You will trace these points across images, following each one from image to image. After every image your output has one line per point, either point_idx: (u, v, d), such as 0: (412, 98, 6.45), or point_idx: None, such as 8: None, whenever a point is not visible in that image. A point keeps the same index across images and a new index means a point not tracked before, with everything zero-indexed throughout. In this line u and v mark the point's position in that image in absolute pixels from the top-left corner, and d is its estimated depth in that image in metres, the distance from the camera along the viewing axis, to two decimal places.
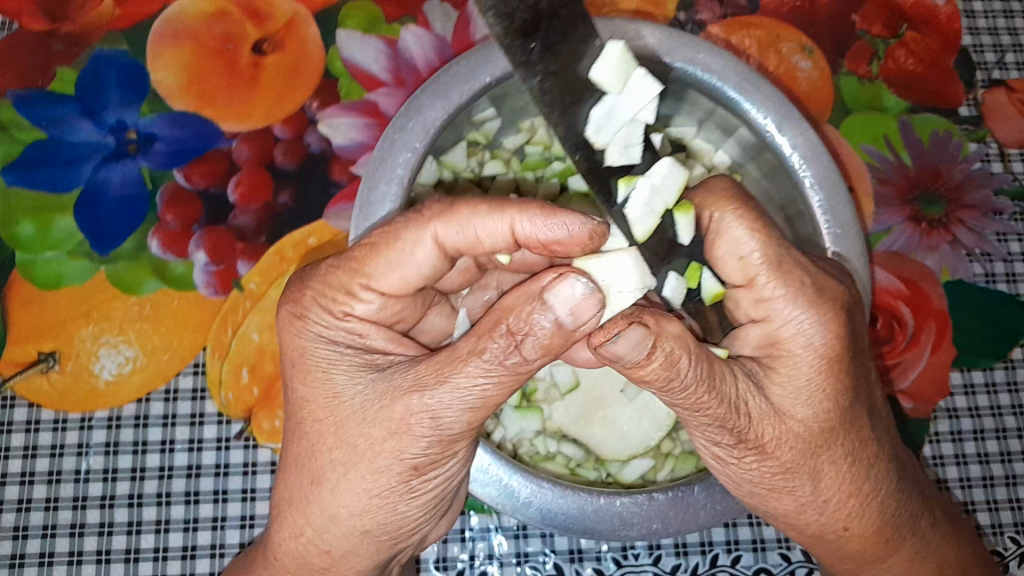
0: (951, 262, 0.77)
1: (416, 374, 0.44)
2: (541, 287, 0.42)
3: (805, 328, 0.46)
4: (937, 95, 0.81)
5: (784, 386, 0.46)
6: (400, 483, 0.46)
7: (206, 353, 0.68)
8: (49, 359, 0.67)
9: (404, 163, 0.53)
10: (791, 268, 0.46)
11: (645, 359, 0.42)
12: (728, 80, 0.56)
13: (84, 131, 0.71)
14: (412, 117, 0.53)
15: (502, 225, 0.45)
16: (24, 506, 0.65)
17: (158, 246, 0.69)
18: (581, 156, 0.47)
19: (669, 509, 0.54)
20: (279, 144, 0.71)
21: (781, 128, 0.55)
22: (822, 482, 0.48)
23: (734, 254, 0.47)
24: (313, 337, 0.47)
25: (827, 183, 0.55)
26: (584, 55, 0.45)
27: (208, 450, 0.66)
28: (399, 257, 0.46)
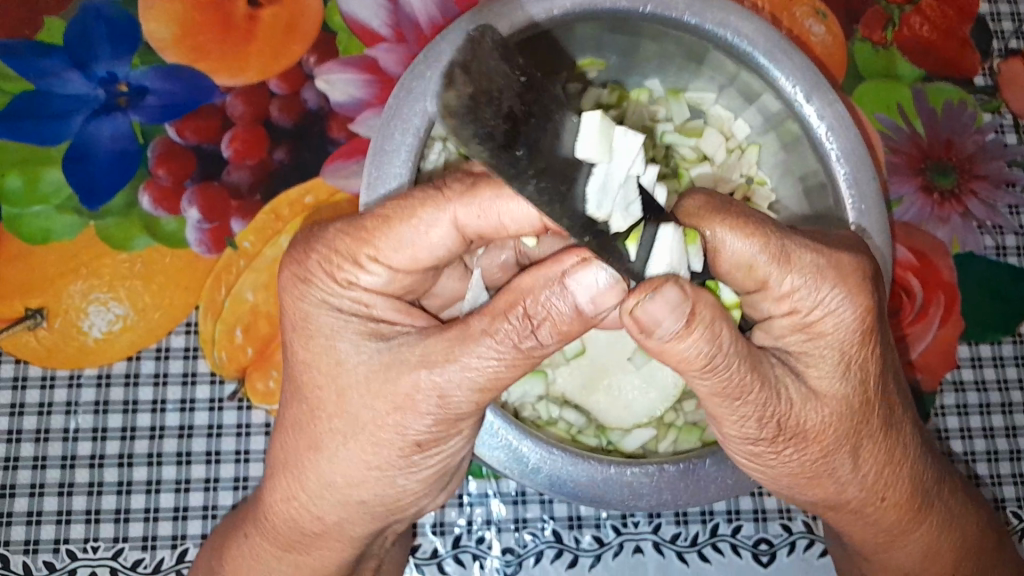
0: (962, 233, 0.75)
1: (424, 349, 0.42)
2: (561, 270, 0.40)
3: (838, 306, 0.43)
4: (952, 64, 0.79)
5: (819, 368, 0.44)
6: (401, 457, 0.44)
7: (199, 312, 0.66)
8: (37, 315, 0.65)
9: (421, 112, 0.51)
10: (800, 256, 0.43)
11: (684, 331, 0.39)
12: (756, 44, 0.54)
13: (74, 83, 0.69)
14: (431, 63, 0.51)
15: (529, 207, 0.42)
16: (11, 464, 0.64)
17: (150, 202, 0.67)
18: (591, 238, 0.36)
19: (679, 481, 0.53)
20: (275, 100, 0.69)
21: (809, 99, 0.54)
22: (861, 457, 0.47)
23: (740, 264, 0.43)
24: (315, 302, 0.45)
25: (853, 158, 0.53)
26: (561, 133, 0.35)
27: (201, 411, 0.65)
28: (413, 237, 0.43)
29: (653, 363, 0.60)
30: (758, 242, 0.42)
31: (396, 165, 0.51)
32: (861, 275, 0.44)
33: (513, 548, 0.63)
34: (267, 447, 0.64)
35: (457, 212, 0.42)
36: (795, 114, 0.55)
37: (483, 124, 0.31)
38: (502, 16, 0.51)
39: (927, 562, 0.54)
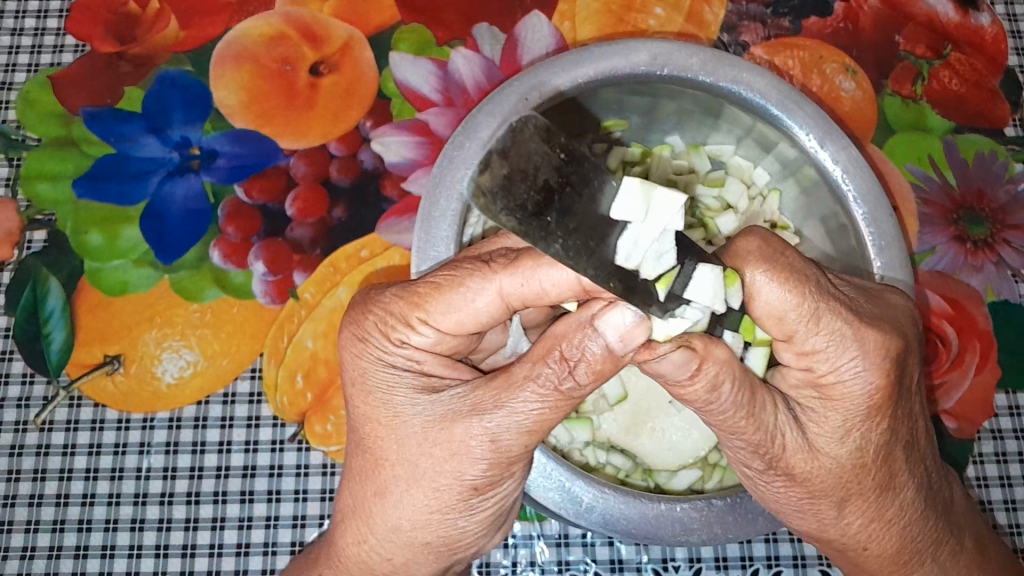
0: (996, 281, 0.77)
1: (475, 398, 0.46)
2: (591, 313, 0.44)
3: (852, 376, 0.45)
4: (981, 116, 0.82)
5: (820, 426, 0.47)
6: (461, 501, 0.47)
7: (263, 358, 0.71)
8: (115, 362, 0.70)
9: (462, 179, 0.54)
10: (829, 321, 0.44)
11: (687, 378, 0.45)
12: (770, 98, 0.57)
13: (150, 146, 0.75)
14: (468, 135, 0.54)
15: (566, 274, 0.44)
16: (88, 501, 0.68)
17: (220, 257, 0.72)
18: (616, 282, 0.39)
19: (728, 514, 0.55)
20: (334, 161, 0.74)
21: (823, 144, 0.56)
22: (847, 510, 0.50)
23: (770, 314, 0.44)
24: (372, 359, 0.49)
25: (871, 197, 0.56)
26: (600, 197, 0.38)
27: (264, 452, 0.69)
28: (462, 300, 0.47)
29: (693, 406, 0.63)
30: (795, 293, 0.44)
31: (444, 228, 0.54)
32: (883, 352, 0.45)
33: None
34: (332, 493, 0.68)
35: (502, 281, 0.45)
36: (812, 159, 0.57)
37: (515, 199, 0.35)
38: (529, 87, 0.55)
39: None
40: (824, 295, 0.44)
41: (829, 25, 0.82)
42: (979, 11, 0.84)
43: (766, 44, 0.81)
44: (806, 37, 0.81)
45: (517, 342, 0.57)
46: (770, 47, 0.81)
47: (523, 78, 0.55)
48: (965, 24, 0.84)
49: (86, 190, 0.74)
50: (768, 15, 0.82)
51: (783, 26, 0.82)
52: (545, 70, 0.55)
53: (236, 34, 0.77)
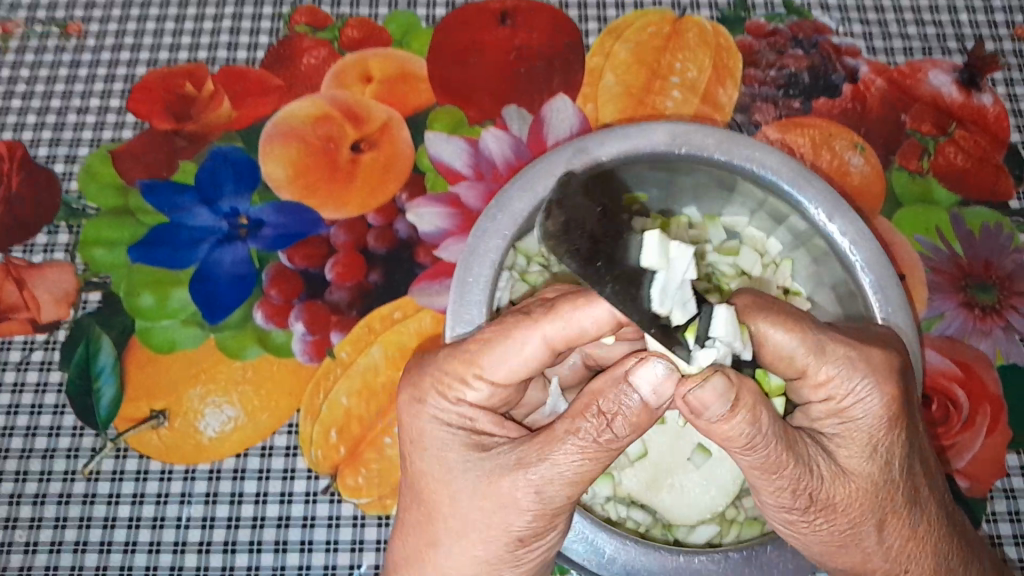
0: (1005, 346, 0.79)
1: (521, 453, 0.49)
2: (626, 370, 0.47)
3: (866, 392, 0.49)
4: (987, 189, 0.86)
5: (847, 446, 0.49)
6: (507, 553, 0.50)
7: (300, 414, 0.74)
8: (160, 416, 0.75)
9: (496, 248, 0.58)
10: (833, 349, 0.49)
11: (729, 413, 0.46)
12: (782, 175, 0.61)
13: (201, 216, 0.81)
14: (502, 208, 0.59)
15: (602, 310, 0.49)
16: (130, 548, 0.71)
17: (262, 317, 0.77)
18: (656, 329, 0.44)
19: (744, 567, 0.57)
20: (372, 230, 0.79)
21: (832, 217, 0.60)
22: (885, 530, 0.51)
23: (780, 357, 0.49)
24: (430, 418, 0.52)
25: (877, 266, 0.60)
26: (627, 249, 0.44)
27: (297, 503, 0.72)
28: (512, 351, 0.50)
29: (711, 462, 0.66)
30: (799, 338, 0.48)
31: (476, 293, 0.58)
32: (888, 364, 0.49)
33: None
34: (379, 536, 0.71)
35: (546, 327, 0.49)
36: (821, 231, 0.61)
37: (573, 246, 0.42)
38: (559, 164, 0.59)
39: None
40: (823, 329, 0.49)
41: (838, 105, 0.87)
42: (981, 92, 0.89)
43: (777, 123, 0.86)
44: (815, 117, 0.86)
45: (556, 402, 0.60)
46: (781, 125, 0.86)
47: (550, 156, 0.60)
48: (968, 104, 0.89)
49: (140, 255, 0.80)
50: (779, 95, 0.87)
51: (793, 106, 0.87)
52: (569, 147, 0.60)
53: (283, 114, 0.84)
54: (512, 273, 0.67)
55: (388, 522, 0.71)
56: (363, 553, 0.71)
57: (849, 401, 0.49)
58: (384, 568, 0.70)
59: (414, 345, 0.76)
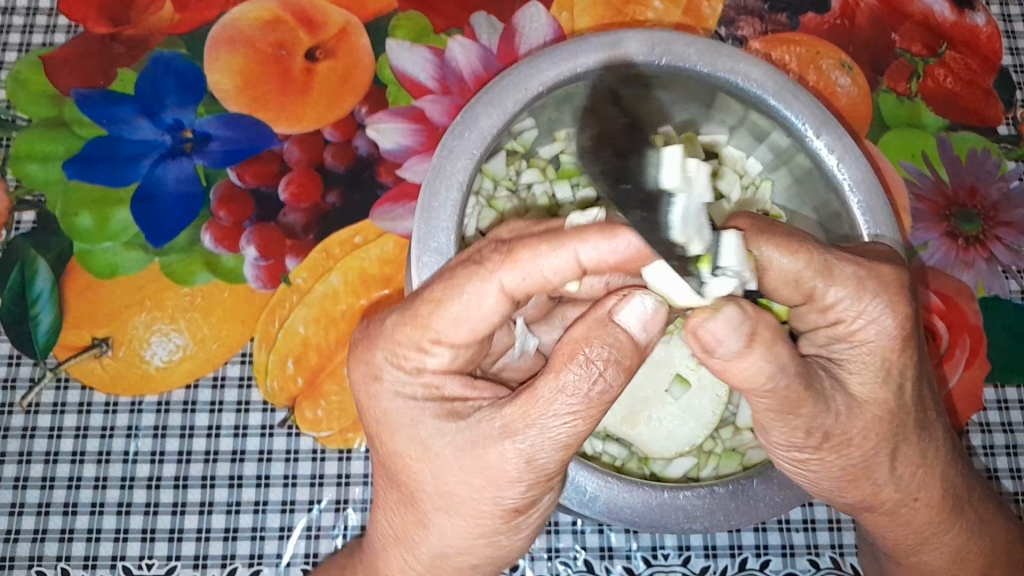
0: (986, 278, 0.77)
1: (504, 418, 0.43)
2: (608, 311, 0.44)
3: (878, 316, 0.46)
4: (976, 113, 0.82)
5: (861, 373, 0.47)
6: (502, 522, 0.47)
7: (254, 343, 0.70)
8: (103, 344, 0.70)
9: (462, 170, 0.53)
10: (842, 269, 0.46)
11: (745, 347, 0.43)
12: (767, 88, 0.56)
13: (143, 129, 0.75)
14: (468, 126, 0.54)
15: (566, 258, 0.43)
16: (74, 484, 0.67)
17: (212, 240, 0.72)
18: (676, 261, 0.42)
19: (730, 501, 0.55)
20: (329, 146, 0.74)
21: (818, 133, 0.56)
22: (898, 459, 0.49)
23: (787, 281, 0.46)
24: (391, 396, 0.47)
25: (865, 185, 0.55)
26: (647, 169, 0.42)
27: (253, 437, 0.68)
28: (465, 309, 0.44)
29: (690, 394, 0.63)
30: (804, 259, 0.45)
31: (443, 220, 0.53)
32: (899, 285, 0.47)
33: None
34: (340, 471, 0.68)
35: (504, 275, 0.43)
36: (806, 148, 0.57)
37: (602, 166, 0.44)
38: (531, 77, 0.55)
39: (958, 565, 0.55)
40: (828, 248, 0.46)
41: (826, 21, 0.82)
42: (975, 11, 0.85)
43: (763, 38, 0.81)
44: (802, 33, 0.82)
45: (525, 338, 0.56)
46: (767, 41, 0.81)
47: (522, 67, 0.55)
48: (960, 23, 0.84)
49: (77, 172, 0.74)
50: (765, 10, 0.82)
51: (780, 22, 0.82)
52: (543, 58, 0.55)
53: (231, 18, 0.77)
54: (479, 199, 0.64)
55: (350, 456, 0.68)
56: (323, 489, 0.68)
57: (859, 324, 0.46)
58: (346, 502, 0.67)
59: (376, 271, 0.72)
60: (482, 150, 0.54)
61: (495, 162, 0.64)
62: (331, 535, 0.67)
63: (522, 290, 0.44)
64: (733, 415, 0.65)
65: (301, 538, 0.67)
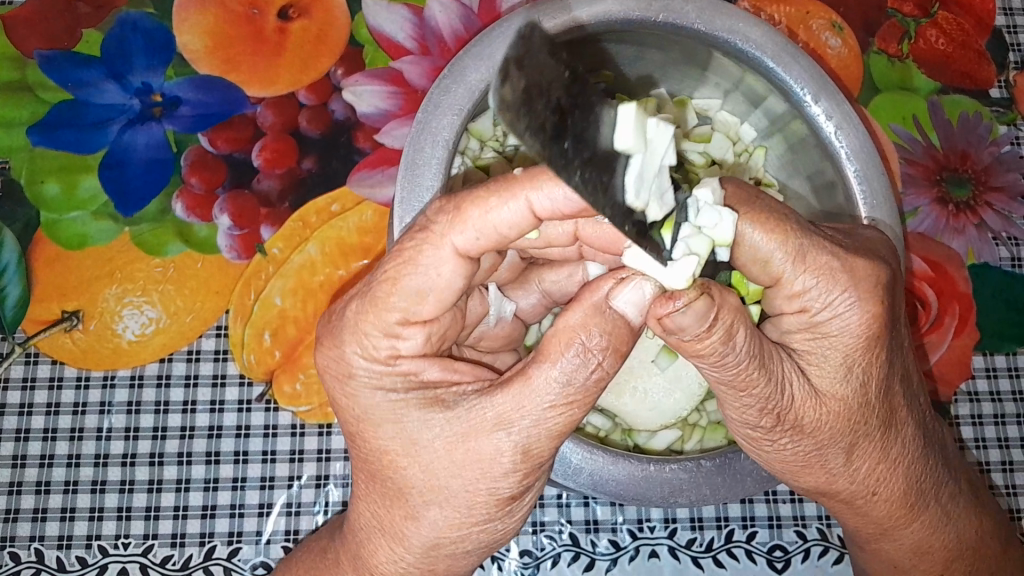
0: (977, 245, 0.76)
1: (497, 408, 0.41)
2: (603, 296, 0.41)
3: (841, 310, 0.42)
4: (968, 76, 0.80)
5: (821, 366, 0.44)
6: (495, 511, 0.44)
7: (229, 315, 0.68)
8: (73, 318, 0.68)
9: (449, 125, 0.50)
10: (815, 256, 0.42)
11: (705, 332, 0.40)
12: (766, 50, 0.53)
13: (110, 93, 0.72)
14: (456, 79, 0.50)
15: (518, 207, 0.41)
16: (46, 462, 0.66)
17: (183, 209, 0.69)
18: (629, 226, 0.37)
19: (717, 475, 0.54)
20: (303, 111, 0.71)
21: (817, 99, 0.53)
22: (855, 455, 0.47)
23: (753, 261, 0.43)
24: (364, 387, 0.44)
25: (862, 154, 0.52)
26: (599, 125, 0.35)
27: (229, 412, 0.67)
28: (427, 281, 0.42)
29: (677, 365, 0.61)
30: (777, 238, 0.42)
31: (428, 177, 0.50)
32: (874, 281, 0.43)
33: (532, 551, 0.65)
34: (319, 446, 0.66)
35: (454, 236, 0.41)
36: (803, 115, 0.54)
37: (537, 118, 0.31)
38: (521, 30, 0.51)
39: (919, 557, 0.54)
40: (806, 231, 0.42)
41: None
42: None
43: None
44: None
45: (501, 305, 0.54)
46: None
47: (514, 18, 0.51)
48: None
49: (42, 139, 0.71)
50: None
51: None
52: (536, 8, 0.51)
53: None
54: (464, 158, 0.60)
55: (330, 431, 0.67)
56: (303, 464, 0.66)
57: (823, 313, 0.43)
58: (326, 478, 0.66)
59: (354, 241, 0.69)
60: (470, 106, 0.50)
61: (480, 122, 0.60)
62: (311, 512, 0.65)
63: (479, 250, 0.42)
64: None
65: (280, 515, 0.65)
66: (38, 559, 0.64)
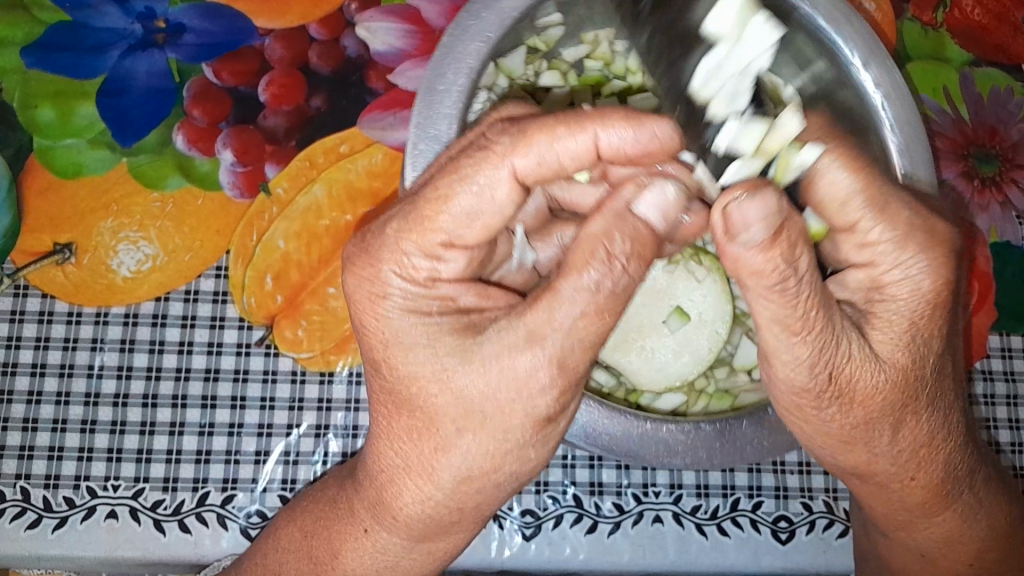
0: (1000, 222, 0.74)
1: (529, 323, 0.38)
2: (626, 202, 0.39)
3: (911, 272, 0.40)
4: (1001, 50, 0.78)
5: (886, 329, 0.41)
6: (531, 435, 0.41)
7: (229, 256, 0.65)
8: (66, 250, 0.65)
9: (475, 53, 0.47)
10: (897, 209, 0.39)
11: (767, 244, 0.36)
12: (818, 7, 0.50)
13: (111, 17, 0.68)
14: (488, 6, 0.48)
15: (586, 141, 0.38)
16: (34, 399, 0.63)
17: (184, 142, 0.66)
18: (682, 107, 0.45)
19: (716, 440, 0.53)
20: (314, 46, 0.68)
21: (866, 65, 0.49)
22: (900, 432, 0.43)
23: (832, 199, 0.40)
24: (397, 311, 0.40)
25: (907, 127, 0.49)
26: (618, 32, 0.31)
27: (228, 355, 0.64)
28: (475, 202, 0.38)
29: (688, 329, 0.59)
30: (861, 183, 0.39)
31: (446, 104, 0.47)
32: (945, 247, 0.40)
33: (533, 510, 0.63)
34: (320, 395, 0.64)
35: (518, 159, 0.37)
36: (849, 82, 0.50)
37: None
38: None
39: (949, 546, 0.52)
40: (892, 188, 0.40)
41: None
42: None
43: None
44: None
45: (523, 251, 0.50)
46: None
47: None
48: None
49: (37, 61, 0.67)
50: None
51: None
52: None
53: None
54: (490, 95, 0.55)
55: (331, 380, 0.64)
56: (302, 413, 0.64)
57: (891, 272, 0.40)
58: (327, 428, 0.64)
59: (364, 185, 0.66)
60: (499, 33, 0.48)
61: (512, 59, 0.56)
62: (309, 461, 0.63)
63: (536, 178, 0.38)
64: (732, 354, 0.62)
65: (277, 464, 0.63)
66: (24, 499, 0.61)
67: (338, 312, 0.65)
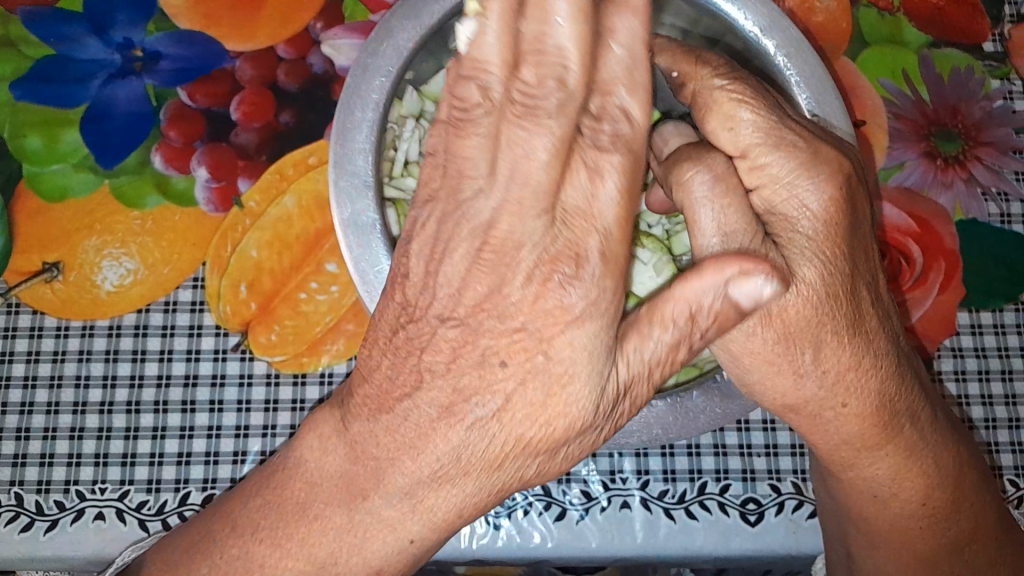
0: (965, 200, 0.75)
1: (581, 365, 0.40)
2: (722, 278, 0.37)
3: (805, 190, 0.43)
4: (960, 30, 0.78)
5: (794, 244, 0.43)
6: None
7: (205, 268, 0.68)
8: (53, 269, 0.68)
9: (378, 90, 0.50)
10: (785, 136, 0.43)
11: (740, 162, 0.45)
12: None
13: (91, 48, 0.72)
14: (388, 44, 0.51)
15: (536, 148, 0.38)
16: (26, 409, 0.67)
17: (162, 162, 0.70)
18: None
19: (669, 416, 0.53)
20: (282, 64, 0.71)
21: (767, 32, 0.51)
22: (823, 352, 0.45)
23: (723, 127, 0.44)
24: None
25: (816, 83, 0.50)
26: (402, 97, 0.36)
27: (206, 361, 0.67)
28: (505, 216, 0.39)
29: None
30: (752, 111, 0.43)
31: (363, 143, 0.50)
32: (835, 166, 0.44)
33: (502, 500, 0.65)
34: (295, 396, 0.67)
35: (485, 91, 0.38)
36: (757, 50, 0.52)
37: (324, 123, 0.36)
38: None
39: (899, 483, 0.51)
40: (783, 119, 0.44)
41: None
42: None
43: None
44: None
45: None
46: None
47: None
48: None
49: (25, 93, 0.71)
50: None
51: None
52: None
53: None
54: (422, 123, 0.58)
55: (304, 381, 0.67)
56: (277, 414, 0.67)
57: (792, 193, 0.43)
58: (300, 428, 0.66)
59: None
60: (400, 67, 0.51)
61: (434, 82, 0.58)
62: None
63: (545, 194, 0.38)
64: None
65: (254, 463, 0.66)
66: (18, 503, 0.65)
67: (309, 317, 0.67)
